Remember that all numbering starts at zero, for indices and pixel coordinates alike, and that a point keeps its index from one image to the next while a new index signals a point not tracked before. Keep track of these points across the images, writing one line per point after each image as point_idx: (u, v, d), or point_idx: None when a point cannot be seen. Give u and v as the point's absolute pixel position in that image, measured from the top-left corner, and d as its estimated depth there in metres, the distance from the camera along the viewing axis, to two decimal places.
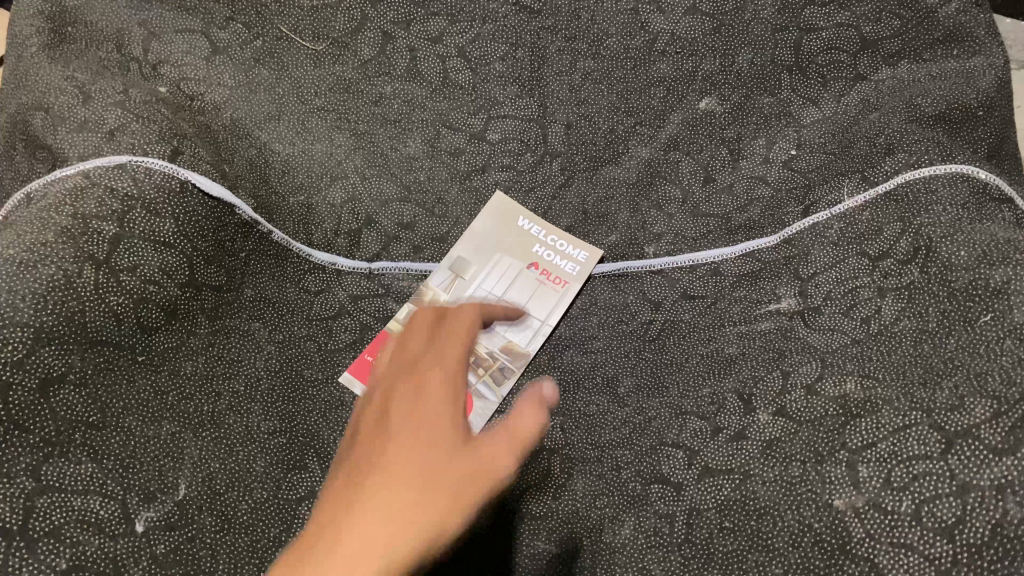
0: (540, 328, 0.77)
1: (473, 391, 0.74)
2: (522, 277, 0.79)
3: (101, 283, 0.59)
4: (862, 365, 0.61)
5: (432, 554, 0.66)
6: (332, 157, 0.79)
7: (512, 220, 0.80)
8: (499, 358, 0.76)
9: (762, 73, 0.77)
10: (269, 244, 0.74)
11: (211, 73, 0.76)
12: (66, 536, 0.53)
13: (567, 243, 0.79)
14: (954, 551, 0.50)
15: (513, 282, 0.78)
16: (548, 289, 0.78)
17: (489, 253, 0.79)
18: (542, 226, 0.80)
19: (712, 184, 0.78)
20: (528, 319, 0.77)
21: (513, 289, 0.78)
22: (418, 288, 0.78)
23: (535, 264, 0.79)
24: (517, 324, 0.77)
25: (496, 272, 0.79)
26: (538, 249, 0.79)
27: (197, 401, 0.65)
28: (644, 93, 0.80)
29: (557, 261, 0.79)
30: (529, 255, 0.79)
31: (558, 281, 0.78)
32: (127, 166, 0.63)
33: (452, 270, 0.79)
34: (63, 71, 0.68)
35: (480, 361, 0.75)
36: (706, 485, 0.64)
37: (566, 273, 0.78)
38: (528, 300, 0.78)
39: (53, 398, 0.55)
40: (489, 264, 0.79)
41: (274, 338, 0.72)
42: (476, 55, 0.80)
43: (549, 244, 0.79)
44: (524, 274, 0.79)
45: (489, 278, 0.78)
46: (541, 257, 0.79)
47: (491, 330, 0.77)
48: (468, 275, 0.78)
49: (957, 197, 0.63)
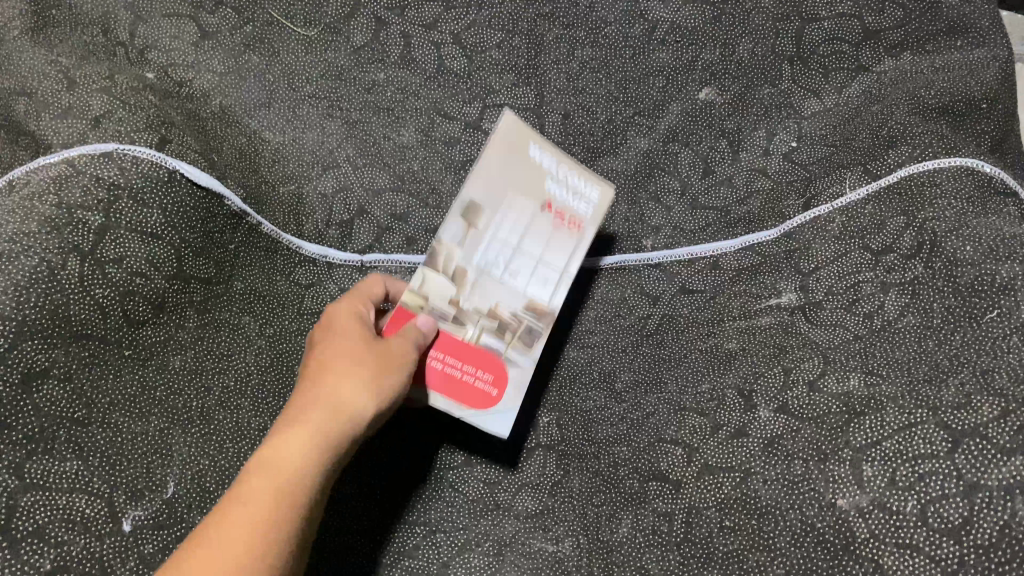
0: (561, 279, 0.63)
1: (505, 360, 0.61)
2: (538, 224, 0.62)
3: (86, 276, 0.57)
4: (866, 362, 0.60)
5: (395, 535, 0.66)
6: (323, 146, 0.77)
7: (520, 149, 0.61)
8: (522, 321, 0.62)
9: (762, 63, 0.75)
10: (258, 236, 0.72)
11: (200, 59, 0.75)
12: (50, 537, 0.52)
13: (578, 176, 0.63)
14: (961, 552, 0.50)
15: (528, 230, 0.62)
16: (566, 237, 0.63)
17: (500, 195, 0.60)
18: (556, 158, 0.62)
19: (711, 176, 0.76)
20: (547, 275, 0.63)
21: (528, 237, 0.62)
22: (430, 245, 0.59)
23: (551, 206, 0.62)
24: (538, 281, 0.63)
25: (509, 220, 0.61)
26: (551, 184, 0.62)
27: (187, 396, 0.63)
28: (643, 82, 0.77)
29: (574, 200, 0.63)
30: (542, 193, 0.62)
31: (576, 224, 0.64)
32: (112, 154, 0.61)
33: (463, 220, 0.59)
34: (47, 55, 0.67)
35: (506, 326, 0.61)
36: (706, 483, 0.63)
37: (583, 214, 0.64)
38: (546, 254, 0.63)
39: (36, 394, 0.54)
40: (502, 208, 0.61)
41: (264, 331, 0.70)
42: (471, 42, 0.77)
43: (564, 182, 0.63)
44: (539, 218, 0.62)
45: (503, 229, 0.61)
46: (555, 198, 0.63)
47: (511, 289, 0.62)
48: (481, 224, 0.60)
49: (962, 191, 0.63)
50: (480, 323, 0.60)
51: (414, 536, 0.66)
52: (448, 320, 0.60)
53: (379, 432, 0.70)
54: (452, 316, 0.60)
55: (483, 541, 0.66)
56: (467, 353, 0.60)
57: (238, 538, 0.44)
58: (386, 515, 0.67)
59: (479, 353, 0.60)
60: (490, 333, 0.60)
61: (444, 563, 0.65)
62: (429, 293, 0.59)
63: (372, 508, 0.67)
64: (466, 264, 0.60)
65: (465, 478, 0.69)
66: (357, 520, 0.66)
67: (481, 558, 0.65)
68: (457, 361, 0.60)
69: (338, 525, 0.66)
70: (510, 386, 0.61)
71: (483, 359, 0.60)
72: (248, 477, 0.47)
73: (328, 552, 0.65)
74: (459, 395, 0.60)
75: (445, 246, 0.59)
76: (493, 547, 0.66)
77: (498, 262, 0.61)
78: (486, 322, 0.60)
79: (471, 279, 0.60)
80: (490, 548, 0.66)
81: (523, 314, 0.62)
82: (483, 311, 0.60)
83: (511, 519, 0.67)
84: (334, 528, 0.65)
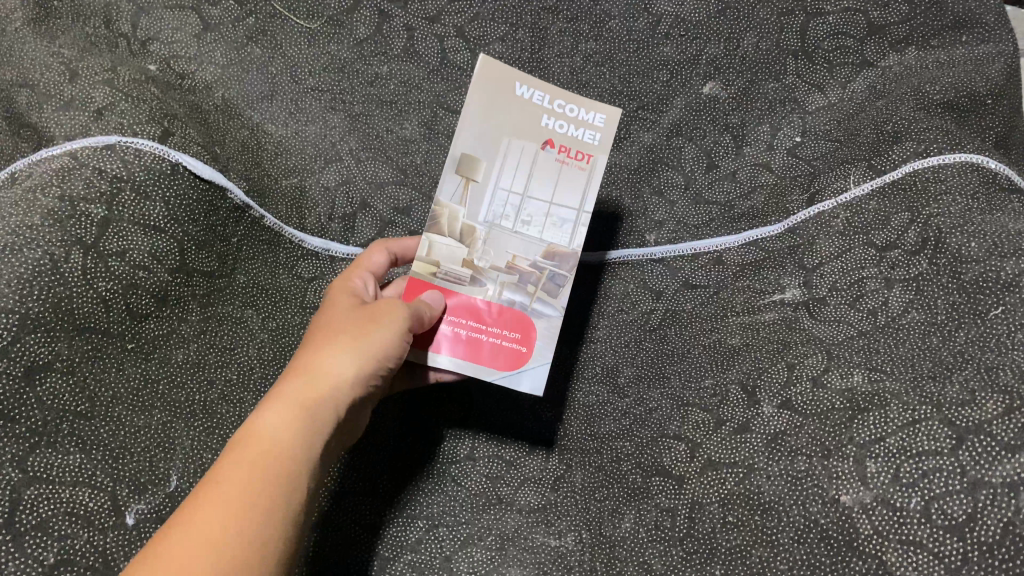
0: (578, 218, 0.60)
1: (531, 313, 0.60)
2: (541, 163, 0.58)
3: (89, 269, 0.57)
4: (869, 358, 0.60)
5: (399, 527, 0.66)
6: (325, 139, 0.77)
7: (508, 90, 0.58)
8: (545, 268, 0.59)
9: (768, 58, 0.75)
10: (262, 228, 0.72)
11: (201, 51, 0.74)
12: (53, 530, 0.52)
13: (577, 108, 0.59)
14: (964, 549, 0.50)
15: (533, 171, 0.58)
16: (576, 174, 0.59)
17: (495, 140, 0.58)
18: (545, 91, 0.58)
19: (715, 171, 0.76)
20: (558, 213, 0.59)
21: (537, 179, 0.58)
22: (430, 210, 0.58)
23: (550, 141, 0.58)
24: (552, 222, 0.59)
25: (511, 165, 0.58)
26: (547, 121, 0.58)
27: (189, 390, 0.63)
28: (648, 76, 0.77)
29: (573, 133, 0.59)
30: (539, 131, 0.58)
31: (581, 156, 0.59)
32: (115, 146, 0.62)
33: (460, 176, 0.58)
34: (49, 47, 0.67)
35: (526, 277, 0.59)
36: (709, 478, 0.63)
37: (588, 146, 0.59)
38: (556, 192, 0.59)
39: (39, 386, 0.53)
40: (501, 154, 0.58)
41: (267, 325, 0.70)
42: (474, 35, 0.78)
43: (556, 115, 0.59)
44: (541, 157, 0.58)
45: (505, 175, 0.58)
46: (553, 133, 0.59)
47: (526, 238, 0.59)
48: (481, 176, 0.58)
49: (967, 187, 0.62)
50: (501, 279, 0.59)
51: (417, 529, 0.66)
52: (465, 282, 0.59)
53: (382, 426, 0.70)
54: (468, 277, 0.59)
55: (485, 536, 0.66)
56: (491, 314, 0.59)
57: (212, 511, 0.42)
58: (389, 511, 0.67)
59: (502, 311, 0.59)
60: (511, 287, 0.59)
61: (447, 557, 0.65)
62: (441, 258, 0.59)
63: (376, 503, 0.67)
64: (472, 220, 0.58)
65: (466, 472, 0.69)
66: (359, 514, 0.66)
67: (484, 552, 0.65)
68: (482, 325, 0.59)
69: (340, 520, 0.65)
70: (539, 340, 0.60)
71: (506, 317, 0.59)
72: (227, 454, 0.46)
73: (332, 549, 0.64)
74: (489, 356, 0.59)
75: (447, 207, 0.58)
76: (496, 542, 0.66)
77: (508, 210, 0.59)
78: (506, 277, 0.59)
79: (481, 233, 0.59)
80: (492, 543, 0.66)
81: (544, 261, 0.59)
82: (500, 267, 0.59)
83: (513, 514, 0.67)
84: (334, 524, 0.65)
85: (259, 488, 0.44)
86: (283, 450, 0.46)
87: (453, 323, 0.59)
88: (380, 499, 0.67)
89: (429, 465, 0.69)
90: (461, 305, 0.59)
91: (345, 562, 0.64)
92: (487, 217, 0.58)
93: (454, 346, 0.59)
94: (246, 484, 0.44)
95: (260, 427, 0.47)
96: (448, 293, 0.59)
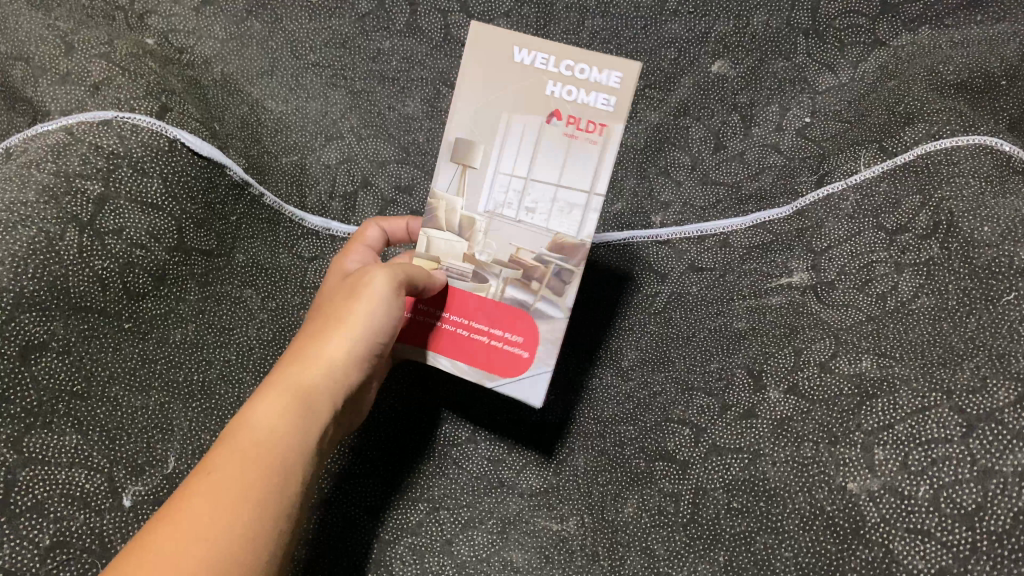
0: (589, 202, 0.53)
1: (534, 314, 0.56)
2: (544, 139, 0.52)
3: (85, 247, 0.56)
4: (878, 343, 0.59)
5: (397, 512, 0.65)
6: (326, 116, 0.75)
7: (506, 55, 0.52)
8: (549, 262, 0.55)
9: (778, 36, 0.74)
10: (261, 207, 0.70)
11: (200, 26, 0.74)
12: (49, 511, 0.51)
13: (587, 70, 0.51)
14: (973, 539, 0.49)
15: (534, 149, 0.52)
16: (584, 150, 0.52)
17: (493, 116, 0.53)
18: (549, 53, 0.51)
19: (723, 152, 0.74)
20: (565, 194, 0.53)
21: (540, 160, 0.52)
22: (426, 204, 0.55)
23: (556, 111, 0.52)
24: (559, 208, 0.53)
25: (510, 143, 0.53)
26: (551, 88, 0.51)
27: (187, 369, 0.61)
28: (655, 54, 0.76)
29: (584, 99, 0.51)
30: (542, 102, 0.52)
31: (593, 127, 0.51)
32: (112, 122, 0.61)
33: (457, 163, 0.54)
34: (44, 20, 0.67)
35: (530, 274, 0.55)
36: (713, 463, 0.62)
37: (602, 114, 0.51)
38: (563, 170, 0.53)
39: (34, 365, 0.53)
40: (499, 133, 0.53)
41: (267, 305, 0.68)
42: (479, 10, 0.76)
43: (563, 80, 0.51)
44: (544, 131, 0.52)
45: (504, 155, 0.53)
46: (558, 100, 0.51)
47: (530, 230, 0.54)
48: (479, 160, 0.54)
49: (979, 170, 0.61)
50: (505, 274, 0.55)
51: (417, 513, 0.65)
52: (468, 280, 0.56)
53: (383, 413, 0.68)
54: (470, 273, 0.56)
55: (486, 519, 0.65)
56: (495, 317, 0.56)
57: (196, 512, 0.41)
58: (388, 494, 0.66)
59: (507, 314, 0.56)
60: (514, 283, 0.55)
61: (447, 540, 0.64)
62: (440, 254, 0.56)
63: (376, 487, 0.66)
64: (471, 211, 0.55)
65: (468, 457, 0.68)
66: (359, 495, 0.65)
67: (484, 536, 0.64)
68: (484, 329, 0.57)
69: (340, 502, 0.65)
70: (541, 344, 0.56)
71: (513, 322, 0.56)
72: (219, 443, 0.45)
73: (332, 532, 0.64)
74: (491, 361, 0.57)
75: (442, 200, 0.55)
76: (497, 525, 0.65)
77: (511, 198, 0.54)
78: (510, 272, 0.55)
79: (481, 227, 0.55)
80: (493, 526, 0.65)
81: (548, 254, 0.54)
82: (502, 262, 0.55)
83: (515, 497, 0.66)
84: (333, 505, 0.65)
85: (247, 489, 0.43)
86: (274, 450, 0.44)
87: (454, 322, 0.57)
88: (381, 483, 0.66)
89: (431, 449, 0.68)
90: (462, 306, 0.57)
91: (346, 546, 0.64)
92: (487, 208, 0.54)
93: (455, 348, 0.57)
94: (231, 481, 0.43)
95: (253, 421, 0.45)
96: (451, 290, 0.56)
